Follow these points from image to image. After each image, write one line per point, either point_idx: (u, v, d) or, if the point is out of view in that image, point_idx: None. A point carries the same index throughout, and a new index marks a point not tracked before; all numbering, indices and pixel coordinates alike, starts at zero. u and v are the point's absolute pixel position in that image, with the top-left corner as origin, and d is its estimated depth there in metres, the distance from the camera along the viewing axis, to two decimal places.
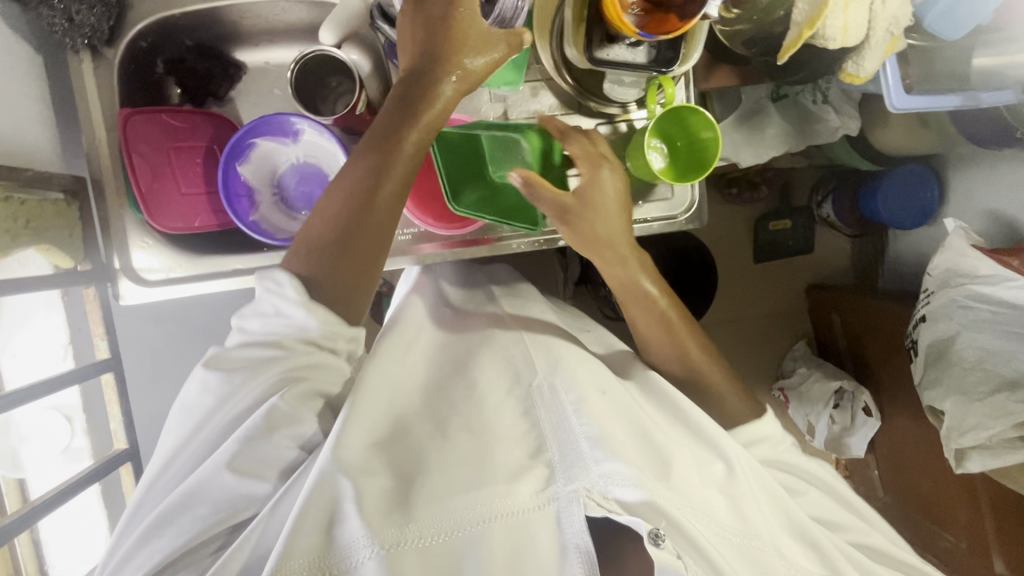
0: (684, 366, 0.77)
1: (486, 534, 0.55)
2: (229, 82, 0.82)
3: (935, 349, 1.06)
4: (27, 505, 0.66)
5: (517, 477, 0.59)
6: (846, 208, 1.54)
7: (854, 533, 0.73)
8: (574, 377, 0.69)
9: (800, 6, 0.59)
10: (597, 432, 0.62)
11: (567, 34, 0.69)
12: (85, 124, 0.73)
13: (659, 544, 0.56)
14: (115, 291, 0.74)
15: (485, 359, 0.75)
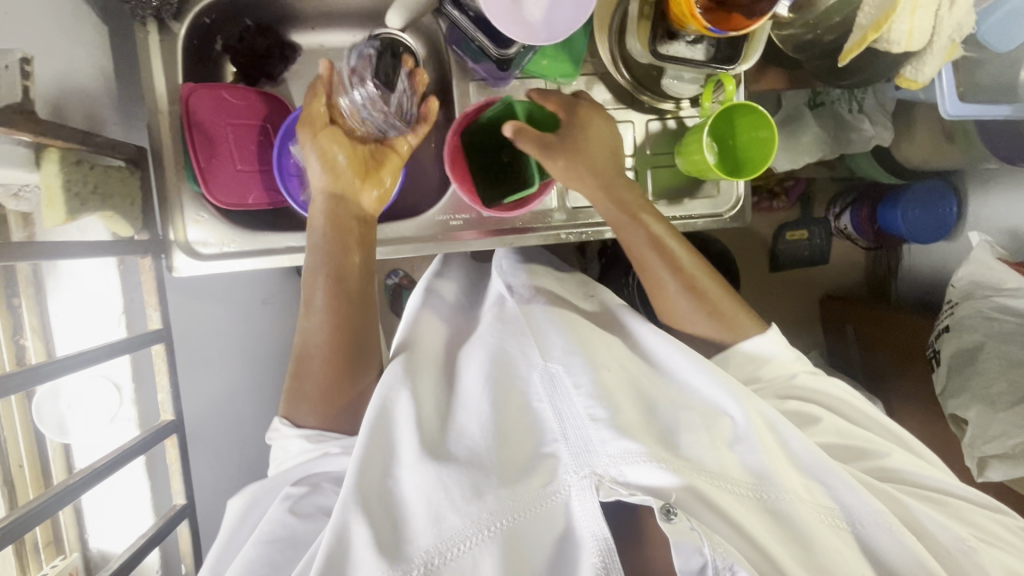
0: (717, 324, 0.77)
1: (495, 536, 0.55)
2: (284, 62, 0.83)
3: (959, 358, 1.07)
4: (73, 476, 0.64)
5: (521, 474, 0.59)
6: (863, 220, 1.54)
7: (878, 458, 0.72)
8: (582, 359, 0.67)
9: (867, 10, 0.61)
10: (604, 413, 0.61)
11: (631, 29, 0.70)
12: (147, 95, 0.73)
13: (672, 518, 0.54)
14: (168, 263, 0.74)
15: (494, 335, 0.74)
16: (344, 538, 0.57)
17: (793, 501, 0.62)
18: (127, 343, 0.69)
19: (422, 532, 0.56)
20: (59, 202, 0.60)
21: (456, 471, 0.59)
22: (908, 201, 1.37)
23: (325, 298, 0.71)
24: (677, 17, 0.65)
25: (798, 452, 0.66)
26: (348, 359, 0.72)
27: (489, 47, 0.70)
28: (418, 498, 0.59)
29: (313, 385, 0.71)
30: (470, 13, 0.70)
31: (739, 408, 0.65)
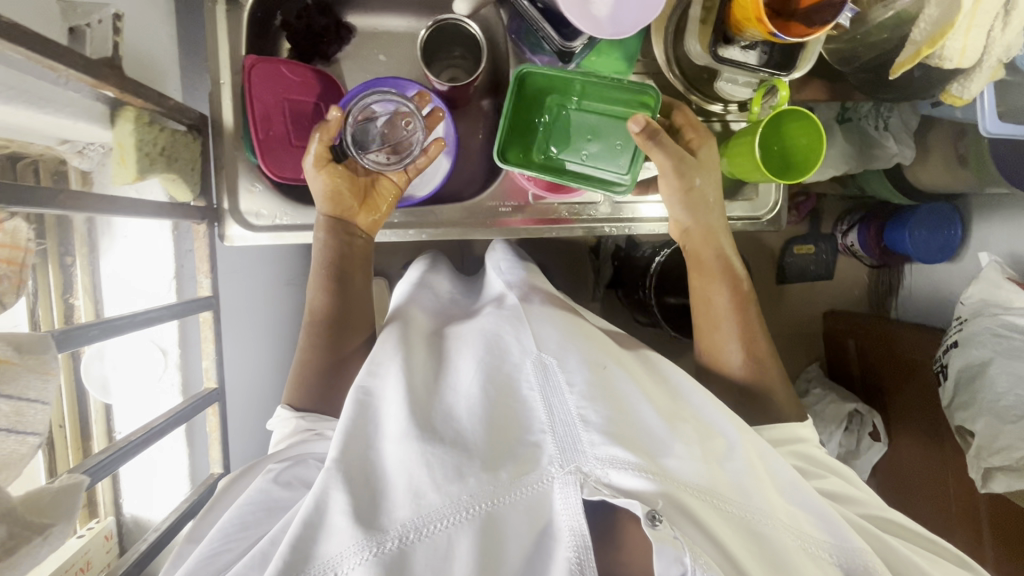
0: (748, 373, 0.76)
1: (470, 524, 0.52)
2: (339, 43, 0.84)
3: (966, 373, 1.10)
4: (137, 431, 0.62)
5: (503, 460, 0.55)
6: (870, 239, 1.54)
7: (865, 506, 0.68)
8: (577, 354, 0.65)
9: (923, 27, 0.64)
10: (596, 415, 0.58)
11: (691, 29, 0.72)
12: (211, 64, 0.74)
13: (657, 525, 0.50)
14: (221, 232, 0.74)
15: (484, 327, 0.72)
16: (320, 506, 0.53)
17: (775, 526, 0.57)
18: (184, 306, 0.68)
19: (400, 507, 0.53)
20: (130, 161, 0.61)
21: (440, 451, 0.55)
22: (914, 222, 1.37)
23: (324, 284, 0.74)
24: (738, 23, 0.68)
25: (783, 481, 0.63)
26: (344, 344, 0.75)
27: (554, 38, 0.70)
28: (397, 474, 0.56)
29: (306, 367, 0.73)
30: (537, 5, 0.70)
31: (732, 427, 0.63)
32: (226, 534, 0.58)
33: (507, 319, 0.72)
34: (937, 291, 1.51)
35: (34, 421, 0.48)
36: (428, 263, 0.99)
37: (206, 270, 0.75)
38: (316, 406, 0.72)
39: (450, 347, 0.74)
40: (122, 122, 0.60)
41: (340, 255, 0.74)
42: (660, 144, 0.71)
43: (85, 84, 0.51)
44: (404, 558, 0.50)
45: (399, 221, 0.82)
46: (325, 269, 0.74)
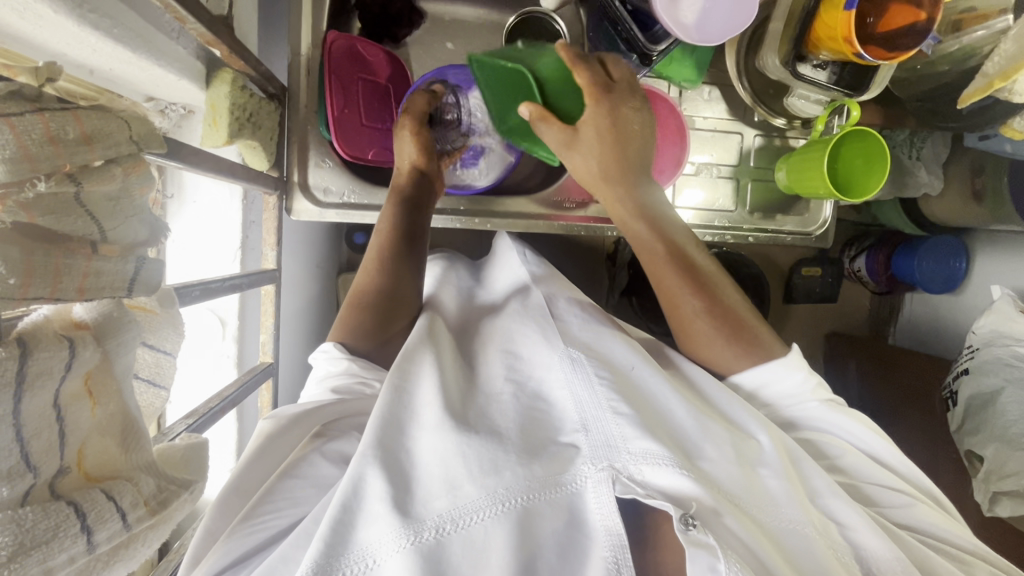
0: (742, 349, 0.66)
1: (506, 523, 0.47)
2: (410, 27, 0.82)
3: (977, 402, 0.99)
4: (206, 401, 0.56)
5: (539, 453, 0.52)
6: (878, 265, 1.32)
7: (892, 509, 0.61)
8: (604, 354, 0.61)
9: (996, 61, 0.67)
10: (628, 409, 0.53)
11: (771, 42, 0.74)
12: (291, 35, 0.73)
13: (690, 529, 0.48)
14: (287, 205, 0.73)
15: (508, 325, 0.67)
16: (355, 488, 0.49)
17: (813, 537, 0.52)
18: (255, 277, 0.64)
19: (436, 496, 0.48)
20: (221, 124, 0.59)
21: (476, 441, 0.51)
22: (925, 252, 1.18)
23: (377, 255, 0.68)
24: (817, 40, 0.69)
25: (816, 490, 0.58)
26: (393, 318, 0.67)
27: (639, 39, 0.71)
28: (431, 464, 0.51)
29: (355, 331, 0.65)
30: (627, 7, 0.72)
31: (764, 431, 0.58)
32: (275, 507, 0.53)
33: (532, 310, 0.67)
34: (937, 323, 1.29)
35: (171, 375, 0.37)
36: (446, 257, 0.90)
37: (272, 242, 0.74)
38: (368, 352, 0.65)
39: (478, 344, 0.69)
40: (215, 83, 0.60)
41: (406, 224, 0.69)
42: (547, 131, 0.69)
43: (201, 39, 0.50)
44: (441, 551, 0.46)
45: (466, 211, 0.82)
46: (380, 235, 0.68)
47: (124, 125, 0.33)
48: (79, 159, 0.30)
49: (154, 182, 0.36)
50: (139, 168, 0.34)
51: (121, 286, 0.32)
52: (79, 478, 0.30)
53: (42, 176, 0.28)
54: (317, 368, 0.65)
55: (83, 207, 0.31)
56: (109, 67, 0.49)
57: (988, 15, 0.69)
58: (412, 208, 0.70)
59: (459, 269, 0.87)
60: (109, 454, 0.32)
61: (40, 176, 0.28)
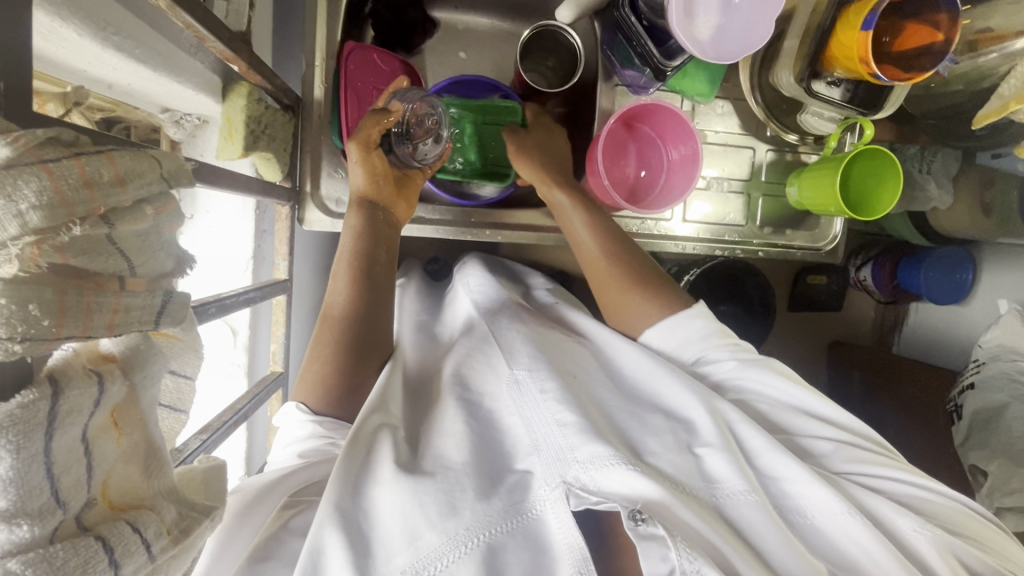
0: (649, 302, 0.68)
1: (467, 564, 0.46)
2: (424, 36, 0.82)
3: (980, 417, 0.96)
4: (206, 426, 0.54)
5: (495, 487, 0.51)
6: (885, 275, 1.27)
7: (826, 455, 0.58)
8: (547, 363, 0.60)
9: (1013, 83, 0.66)
10: (573, 418, 0.53)
11: (786, 59, 0.74)
12: (306, 45, 0.73)
13: (640, 524, 0.46)
14: (299, 215, 0.74)
15: (455, 358, 0.67)
16: (314, 559, 0.47)
17: (763, 509, 0.50)
18: (267, 289, 0.64)
19: (397, 552, 0.47)
20: (238, 137, 0.60)
21: (430, 485, 0.50)
22: (933, 263, 1.15)
23: (350, 282, 0.65)
24: (833, 57, 0.70)
25: (753, 450, 0.56)
26: (362, 368, 0.65)
27: (654, 54, 0.71)
28: (388, 519, 0.49)
29: (322, 388, 0.62)
30: (643, 22, 0.72)
31: (701, 410, 0.56)
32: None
33: (476, 340, 0.68)
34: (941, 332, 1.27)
35: (191, 399, 0.38)
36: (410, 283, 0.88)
37: (284, 251, 0.74)
38: (334, 412, 0.62)
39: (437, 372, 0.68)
40: (232, 97, 0.60)
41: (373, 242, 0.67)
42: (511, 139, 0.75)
43: (220, 56, 0.50)
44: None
45: (475, 222, 0.82)
46: (356, 260, 0.65)
47: (155, 163, 0.33)
48: (113, 201, 0.30)
49: (183, 217, 0.36)
50: (169, 206, 0.34)
51: (149, 319, 0.32)
52: (104, 509, 0.31)
53: (77, 220, 0.29)
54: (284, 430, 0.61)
55: (114, 245, 0.31)
56: (127, 82, 0.49)
57: (1004, 36, 0.69)
58: (371, 234, 0.67)
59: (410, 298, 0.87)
60: (131, 481, 0.33)
61: (75, 220, 0.28)
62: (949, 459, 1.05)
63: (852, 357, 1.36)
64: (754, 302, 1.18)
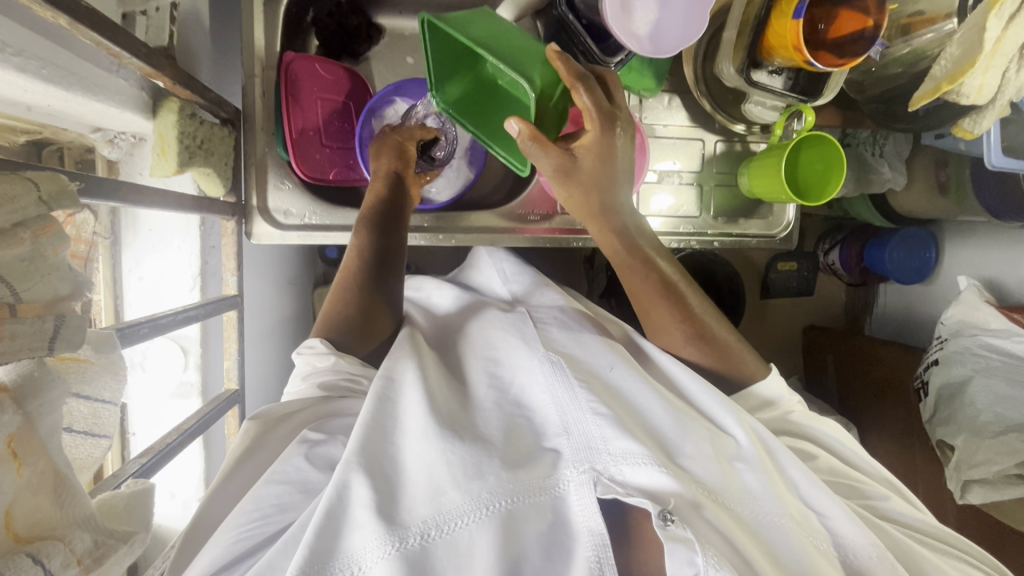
0: (692, 338, 0.68)
1: (493, 524, 0.47)
2: (369, 42, 0.81)
3: (946, 392, 0.93)
4: (150, 448, 0.53)
5: (521, 461, 0.51)
6: (851, 258, 1.29)
7: (875, 499, 0.64)
8: (577, 356, 0.60)
9: (944, 64, 0.67)
10: (608, 408, 0.52)
11: (726, 49, 0.74)
12: (246, 57, 0.72)
13: (668, 524, 0.47)
14: (247, 229, 0.73)
15: (489, 331, 0.65)
16: (340, 496, 0.47)
17: (790, 528, 0.53)
18: (214, 306, 0.63)
19: (419, 502, 0.47)
20: (171, 153, 0.59)
21: (458, 448, 0.50)
22: (897, 243, 1.15)
23: (359, 268, 0.68)
24: (769, 47, 0.70)
25: (795, 481, 0.58)
26: (373, 320, 0.68)
27: (595, 51, 0.72)
28: (415, 472, 0.50)
29: (332, 330, 0.66)
30: (583, 21, 0.72)
31: (742, 426, 0.57)
32: (263, 512, 0.51)
33: (511, 317, 0.67)
34: (907, 309, 1.28)
35: (109, 424, 0.40)
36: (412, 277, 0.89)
37: (233, 266, 0.73)
38: (350, 349, 0.66)
39: (461, 354, 0.68)
40: (163, 113, 0.59)
41: (379, 251, 0.69)
42: (540, 152, 0.62)
43: (140, 72, 0.50)
44: (424, 558, 0.45)
45: (430, 227, 0.81)
46: (364, 256, 0.68)
47: (32, 187, 0.33)
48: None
49: (70, 240, 0.35)
50: (50, 229, 0.34)
51: (40, 344, 0.33)
52: (7, 540, 0.32)
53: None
54: (301, 365, 0.64)
55: None
56: (45, 103, 0.49)
57: (934, 19, 0.70)
58: (381, 231, 0.69)
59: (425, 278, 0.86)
60: (42, 511, 0.33)
61: None
62: (920, 433, 1.06)
63: (827, 340, 1.37)
64: (723, 289, 1.19)
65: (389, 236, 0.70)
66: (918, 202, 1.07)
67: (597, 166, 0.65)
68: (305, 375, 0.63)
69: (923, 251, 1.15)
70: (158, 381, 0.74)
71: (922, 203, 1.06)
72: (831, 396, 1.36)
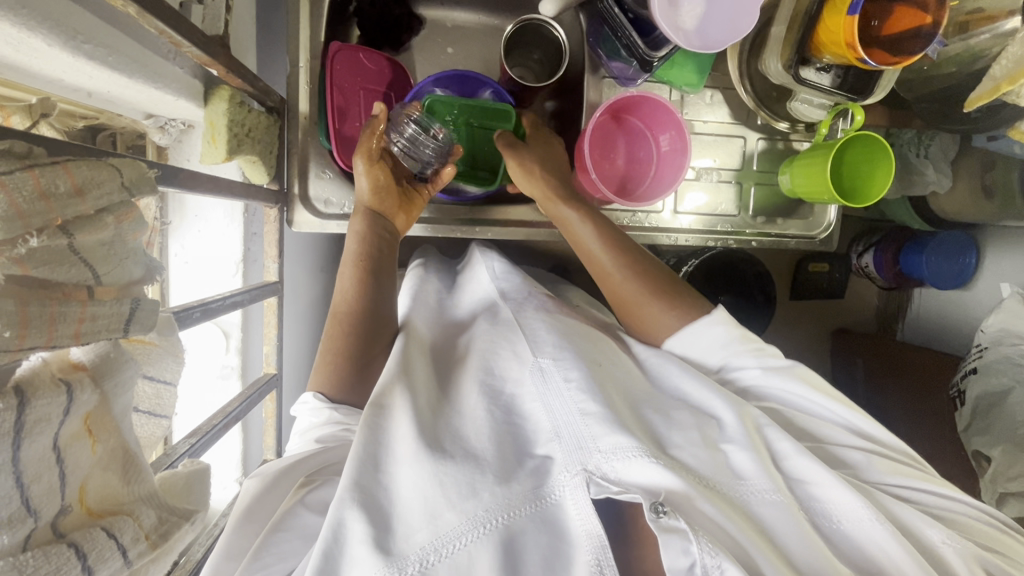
0: (656, 302, 0.67)
1: (488, 544, 0.47)
2: (410, 33, 0.81)
3: (983, 402, 0.89)
4: (195, 432, 0.55)
5: (514, 472, 0.51)
6: (886, 262, 1.23)
7: (859, 466, 0.59)
8: (573, 353, 0.60)
9: (1005, 63, 0.65)
10: (596, 407, 0.53)
11: (774, 46, 0.73)
12: (292, 46, 0.73)
13: (661, 516, 0.46)
14: (287, 217, 0.74)
15: (482, 343, 0.66)
16: (336, 536, 0.48)
17: (786, 505, 0.51)
18: (256, 292, 0.65)
19: (416, 530, 0.48)
20: (221, 141, 0.60)
21: (452, 468, 0.51)
22: (934, 249, 1.11)
23: (356, 281, 0.68)
24: (818, 43, 0.69)
25: (782, 453, 0.56)
26: (372, 347, 0.67)
27: (639, 45, 0.70)
28: (410, 497, 0.50)
29: (335, 381, 0.64)
30: (628, 15, 0.71)
31: (730, 408, 0.57)
32: (263, 562, 0.52)
33: (500, 326, 0.67)
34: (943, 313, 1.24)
35: (169, 405, 0.41)
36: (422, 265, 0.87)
37: (275, 254, 0.74)
38: (349, 400, 0.64)
39: (461, 356, 0.68)
40: (214, 100, 0.61)
41: (373, 257, 0.69)
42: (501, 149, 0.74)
43: (198, 60, 0.51)
44: None
45: (462, 220, 0.82)
46: (359, 262, 0.68)
47: (116, 172, 0.34)
48: (71, 211, 0.31)
49: (147, 225, 0.37)
50: (131, 214, 0.35)
51: (117, 327, 0.34)
52: (81, 515, 0.33)
53: (33, 232, 0.30)
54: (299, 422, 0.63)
55: (76, 254, 0.32)
56: (106, 89, 0.51)
57: (995, 17, 0.68)
58: (373, 236, 0.70)
59: (432, 274, 0.86)
60: (111, 487, 0.35)
61: (32, 231, 0.30)
62: (955, 443, 1.03)
63: (858, 344, 1.34)
64: (754, 290, 1.17)
65: (382, 240, 0.70)
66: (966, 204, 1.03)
67: (540, 147, 0.76)
68: (302, 433, 0.62)
69: (964, 257, 1.12)
70: (203, 362, 0.77)
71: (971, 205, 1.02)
72: (859, 400, 1.34)
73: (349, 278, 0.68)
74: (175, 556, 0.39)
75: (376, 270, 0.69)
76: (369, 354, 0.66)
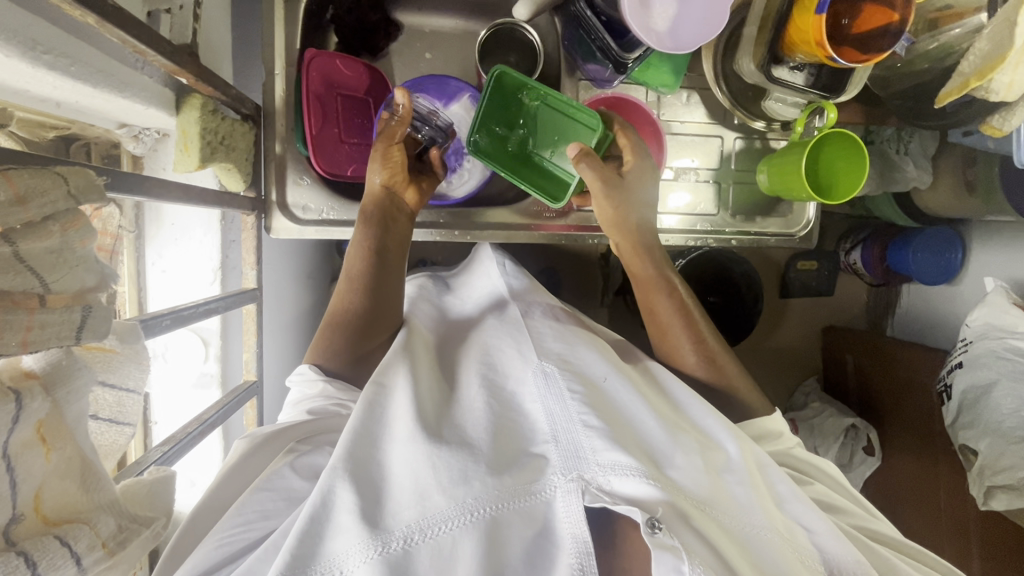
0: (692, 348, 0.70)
1: (477, 531, 0.47)
2: (388, 39, 0.81)
3: (971, 396, 0.89)
4: (171, 437, 0.55)
5: (509, 465, 0.51)
6: (874, 258, 1.25)
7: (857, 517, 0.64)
8: (579, 364, 0.59)
9: (972, 59, 0.65)
10: (599, 421, 0.52)
11: (747, 46, 0.74)
12: (268, 54, 0.73)
13: (656, 532, 0.47)
14: (266, 224, 0.74)
15: (488, 338, 0.66)
16: (325, 501, 0.48)
17: (775, 541, 0.52)
18: (234, 299, 0.65)
19: (405, 507, 0.48)
20: (193, 149, 0.60)
21: (448, 454, 0.50)
22: (921, 243, 1.11)
23: (363, 270, 0.67)
24: (790, 43, 0.69)
25: (782, 495, 0.57)
26: (371, 336, 0.68)
27: (613, 47, 0.71)
28: (402, 474, 0.50)
29: (330, 351, 0.66)
30: (601, 16, 0.72)
31: (733, 441, 0.57)
32: (246, 519, 0.52)
33: (507, 324, 0.66)
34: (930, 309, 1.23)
35: (132, 412, 0.41)
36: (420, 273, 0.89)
37: (253, 260, 0.74)
38: (341, 374, 0.67)
39: (459, 357, 0.68)
40: (185, 109, 0.61)
41: (377, 247, 0.68)
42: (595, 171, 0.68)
43: (165, 69, 0.51)
44: (407, 561, 0.45)
45: (445, 223, 0.82)
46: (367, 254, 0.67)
47: (61, 180, 0.35)
48: (13, 219, 0.32)
49: (97, 233, 0.37)
50: (78, 222, 0.35)
51: (68, 334, 0.34)
52: (36, 522, 0.33)
53: None
54: (292, 395, 0.66)
55: (23, 263, 0.32)
56: (73, 99, 0.51)
57: (963, 13, 0.69)
58: (381, 228, 0.69)
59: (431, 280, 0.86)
60: (69, 495, 0.35)
61: None
62: (942, 437, 1.04)
63: (848, 341, 1.34)
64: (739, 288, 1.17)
65: (389, 234, 0.69)
66: (946, 200, 1.03)
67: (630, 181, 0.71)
68: (296, 403, 0.65)
69: (950, 251, 1.11)
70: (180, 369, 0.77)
71: (951, 201, 1.02)
72: (849, 397, 1.34)
73: (354, 266, 0.68)
74: (139, 561, 0.39)
75: (382, 261, 0.68)
76: (369, 340, 0.68)
